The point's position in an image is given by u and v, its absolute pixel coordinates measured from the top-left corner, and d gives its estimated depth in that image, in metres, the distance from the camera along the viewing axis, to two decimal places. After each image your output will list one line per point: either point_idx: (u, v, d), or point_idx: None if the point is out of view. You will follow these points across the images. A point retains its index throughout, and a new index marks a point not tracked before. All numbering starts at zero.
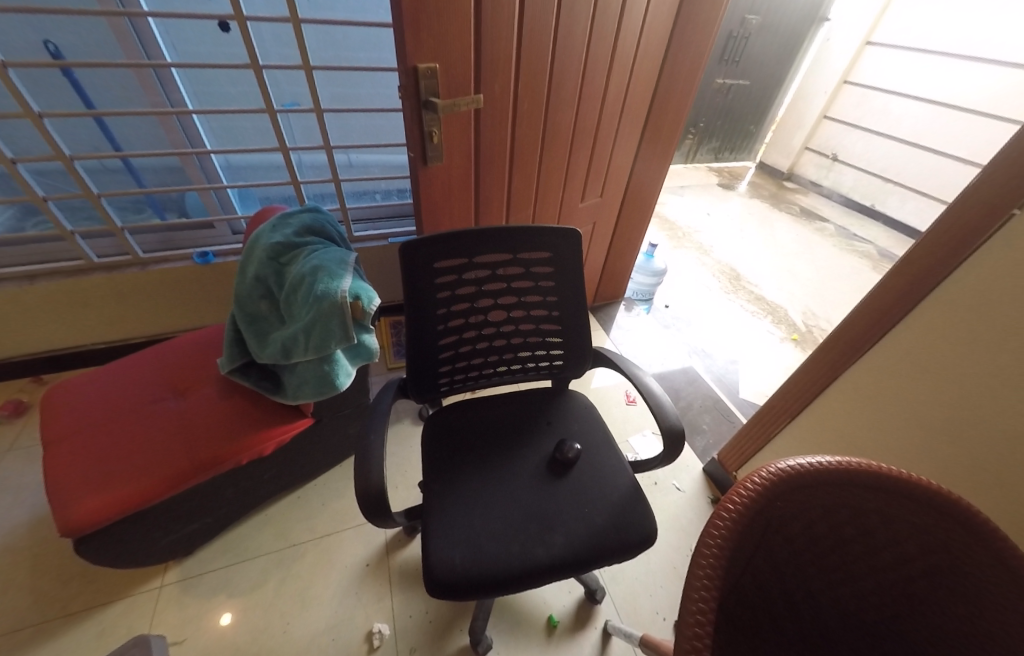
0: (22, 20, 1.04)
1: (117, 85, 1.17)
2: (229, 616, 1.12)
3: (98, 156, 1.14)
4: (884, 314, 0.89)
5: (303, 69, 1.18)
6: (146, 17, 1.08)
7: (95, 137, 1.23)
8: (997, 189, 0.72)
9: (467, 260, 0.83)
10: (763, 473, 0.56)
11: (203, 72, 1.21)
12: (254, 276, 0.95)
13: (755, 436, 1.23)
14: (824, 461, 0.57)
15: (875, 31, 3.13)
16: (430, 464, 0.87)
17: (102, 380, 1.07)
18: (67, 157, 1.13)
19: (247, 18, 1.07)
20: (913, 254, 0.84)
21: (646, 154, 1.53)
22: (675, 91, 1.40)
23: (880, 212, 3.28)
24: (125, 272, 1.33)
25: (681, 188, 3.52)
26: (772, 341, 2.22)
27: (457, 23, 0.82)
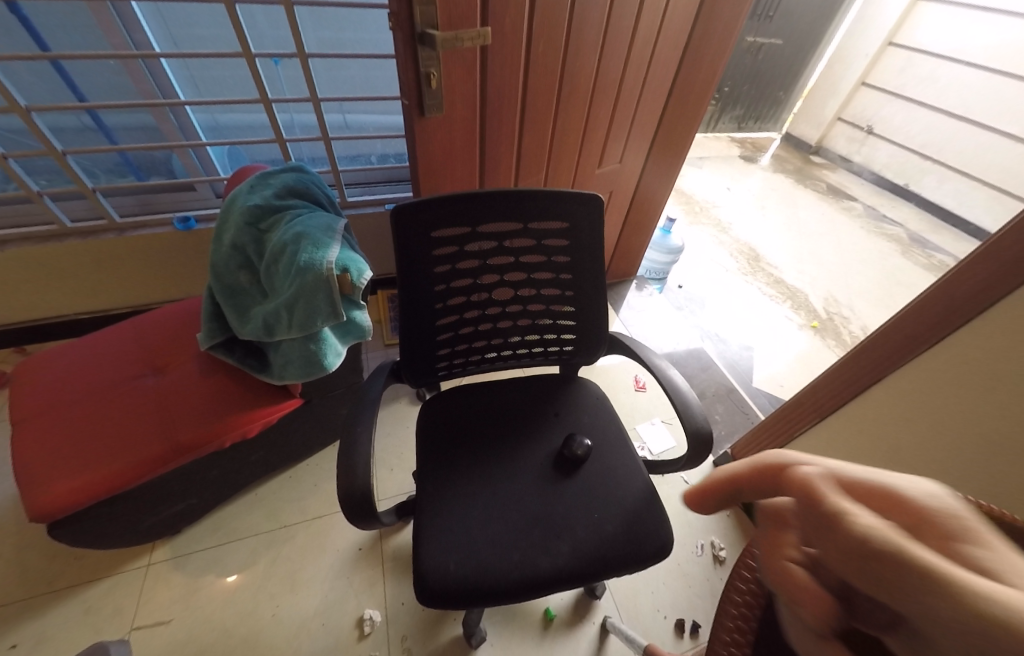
0: None
1: (72, 23, 1.04)
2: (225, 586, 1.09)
3: (57, 107, 1.02)
4: (948, 308, 0.78)
5: (285, 5, 1.04)
6: None
7: (55, 85, 1.11)
8: None
9: (470, 228, 0.72)
10: None
11: (170, 6, 1.08)
12: (231, 242, 0.85)
13: (778, 430, 1.14)
14: None
15: None
16: (425, 456, 0.79)
17: (74, 354, 0.99)
18: (22, 108, 1.01)
19: None
20: (1001, 237, 0.71)
21: (655, 161, 1.49)
22: (700, 78, 1.31)
23: (913, 192, 3.09)
24: (100, 237, 1.23)
25: (700, 159, 3.32)
26: (790, 327, 2.11)
27: None
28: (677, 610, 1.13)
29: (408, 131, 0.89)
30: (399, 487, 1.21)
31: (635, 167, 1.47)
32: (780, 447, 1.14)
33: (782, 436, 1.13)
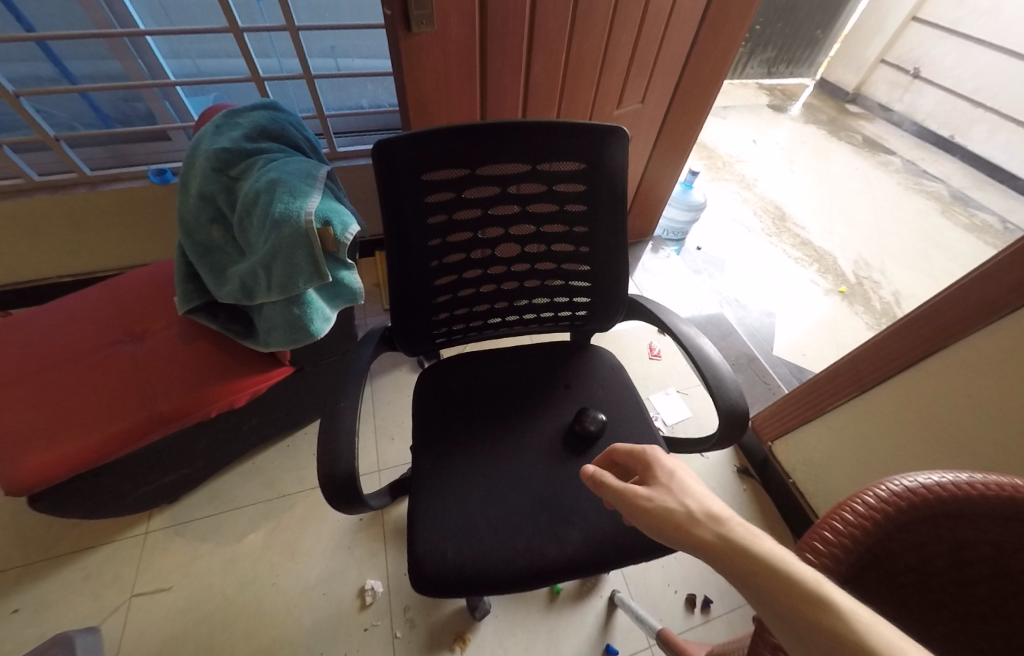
0: None
1: None
2: (224, 555, 1.07)
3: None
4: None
5: None
6: None
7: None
8: None
9: (468, 171, 0.61)
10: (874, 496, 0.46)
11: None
12: (198, 192, 0.75)
13: (807, 403, 1.05)
14: (951, 480, 0.45)
15: None
16: (421, 432, 0.71)
17: (46, 318, 0.92)
18: None
19: None
20: None
21: (658, 158, 1.47)
22: (700, 91, 1.32)
23: (957, 144, 2.85)
24: (70, 192, 1.13)
25: (725, 109, 3.06)
26: (815, 292, 1.98)
27: None
28: (688, 585, 1.09)
29: (393, 51, 0.77)
30: (400, 457, 1.16)
31: (638, 162, 1.45)
32: (807, 420, 1.06)
33: (812, 410, 1.04)
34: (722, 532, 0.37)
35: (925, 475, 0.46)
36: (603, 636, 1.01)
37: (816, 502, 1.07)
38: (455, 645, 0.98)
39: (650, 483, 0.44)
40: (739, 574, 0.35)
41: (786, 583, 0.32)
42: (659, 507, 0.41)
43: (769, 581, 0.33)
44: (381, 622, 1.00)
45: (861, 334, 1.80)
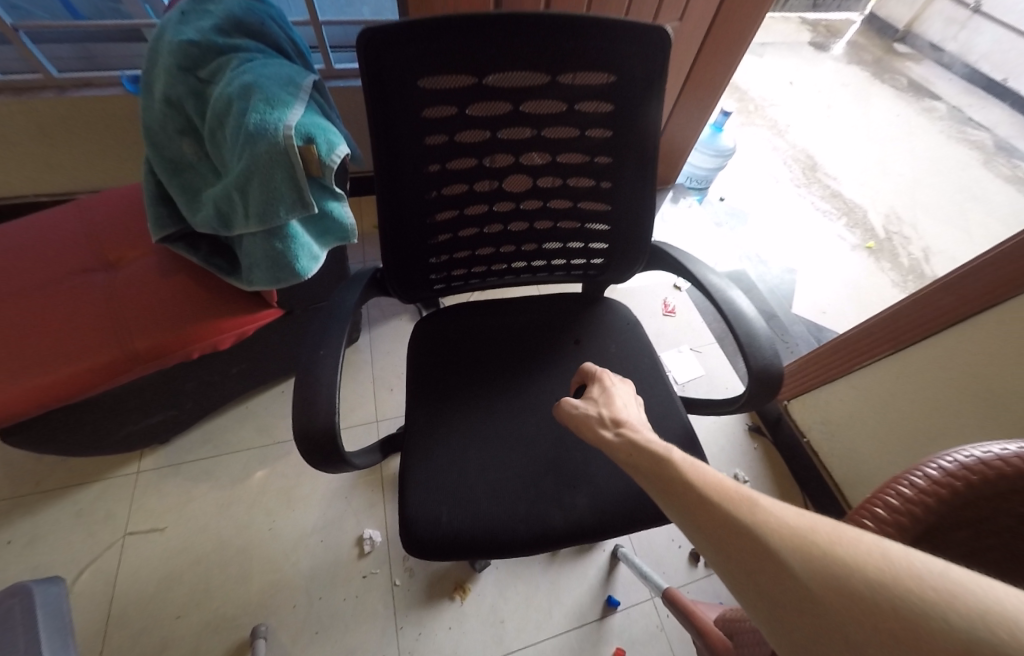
0: None
1: None
2: (220, 494, 1.07)
3: None
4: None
5: None
6: None
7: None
8: None
9: (473, 80, 0.49)
10: (923, 475, 0.42)
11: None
12: (162, 96, 0.64)
13: (835, 361, 0.99)
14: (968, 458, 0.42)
15: None
16: (416, 385, 0.66)
17: (10, 240, 0.85)
18: None
19: None
20: None
21: (684, 104, 1.36)
22: (738, 25, 1.18)
23: (1010, 88, 2.73)
24: (35, 97, 1.01)
25: (762, 45, 2.79)
26: (843, 248, 1.86)
27: None
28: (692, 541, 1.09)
29: None
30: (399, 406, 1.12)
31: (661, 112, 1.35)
32: (833, 380, 1.01)
33: (838, 368, 0.99)
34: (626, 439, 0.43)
35: (949, 455, 0.43)
36: (603, 588, 1.02)
37: (829, 461, 1.04)
38: (454, 593, 1.00)
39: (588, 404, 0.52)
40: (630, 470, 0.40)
41: (660, 472, 0.37)
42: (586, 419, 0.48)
43: (651, 475, 0.38)
44: (380, 569, 1.01)
45: (888, 294, 1.71)
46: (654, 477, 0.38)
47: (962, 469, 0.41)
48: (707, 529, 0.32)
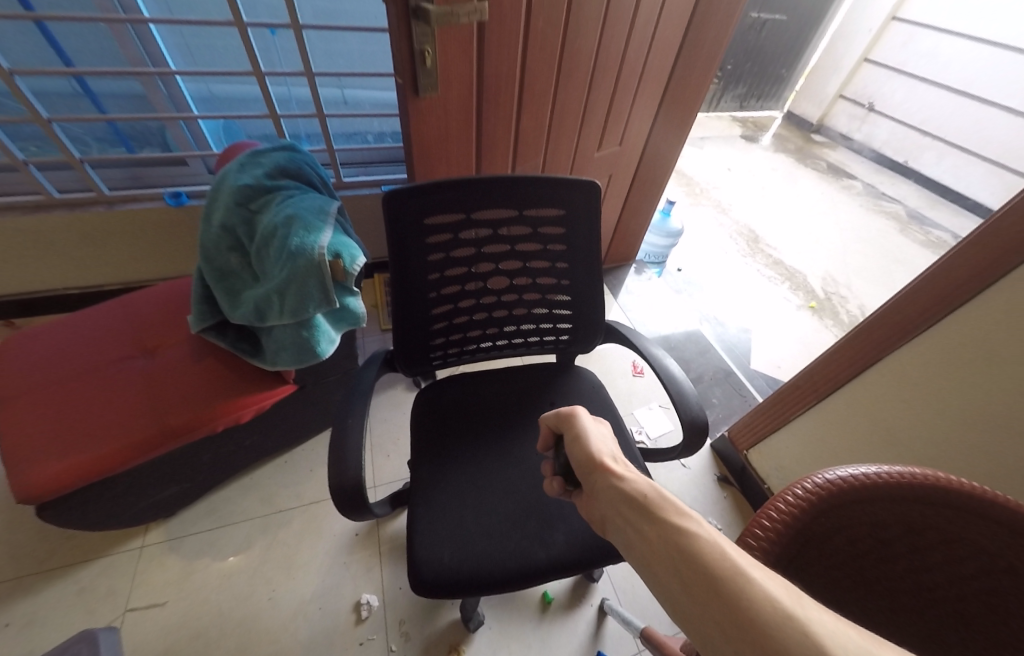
0: None
1: None
2: (221, 565, 1.12)
3: (44, 70, 1.00)
4: (953, 283, 0.77)
5: None
6: None
7: (34, 44, 1.05)
8: None
9: (464, 216, 0.69)
10: (802, 489, 0.54)
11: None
12: (220, 223, 0.82)
13: (775, 411, 1.14)
14: (830, 478, 0.54)
15: None
16: (419, 447, 0.78)
17: (66, 334, 0.99)
18: (4, 71, 0.98)
19: None
20: (1001, 224, 0.70)
21: (662, 124, 1.42)
22: (699, 63, 1.29)
23: (912, 169, 3.24)
24: (88, 210, 1.20)
25: (702, 139, 3.31)
26: (789, 309, 2.10)
27: None
28: None
29: (401, 115, 0.84)
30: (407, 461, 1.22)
31: (641, 131, 1.40)
32: (776, 429, 1.16)
33: (778, 418, 1.14)
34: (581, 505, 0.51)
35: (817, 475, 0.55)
36: (593, 642, 1.07)
37: None
38: None
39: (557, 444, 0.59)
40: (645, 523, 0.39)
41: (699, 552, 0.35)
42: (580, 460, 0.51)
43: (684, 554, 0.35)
44: (377, 634, 1.05)
45: None
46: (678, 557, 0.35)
47: (830, 482, 0.54)
48: (743, 613, 0.31)
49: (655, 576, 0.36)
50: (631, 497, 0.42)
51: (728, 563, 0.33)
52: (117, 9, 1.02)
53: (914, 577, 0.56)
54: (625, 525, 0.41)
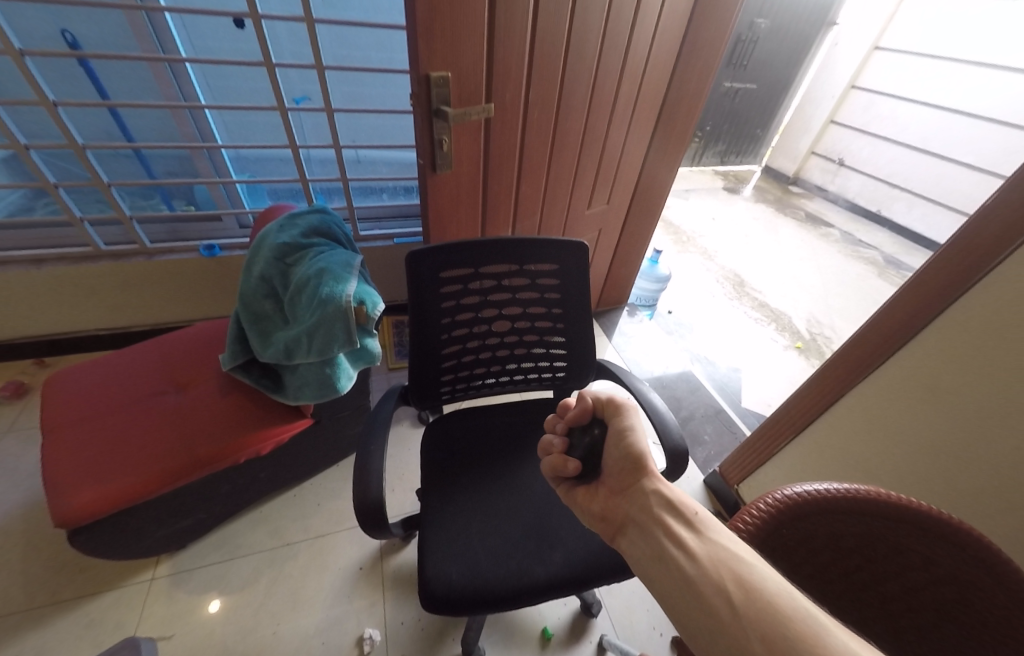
0: (42, 10, 1.07)
1: (131, 77, 1.20)
2: (229, 596, 1.15)
3: (110, 145, 1.18)
4: (897, 324, 0.88)
5: (317, 69, 1.22)
6: (163, 12, 1.12)
7: (107, 125, 1.26)
8: (999, 226, 0.73)
9: (472, 270, 0.81)
10: (768, 501, 0.62)
11: (219, 68, 1.25)
12: (260, 274, 0.96)
13: (760, 446, 1.21)
14: (792, 492, 0.62)
15: (882, 37, 3.39)
16: (429, 475, 0.86)
17: (107, 371, 1.09)
18: (78, 145, 1.16)
19: (264, 19, 1.12)
20: (924, 275, 0.84)
21: (659, 145, 1.50)
22: (675, 133, 1.49)
23: (885, 217, 3.48)
24: (131, 260, 1.37)
25: (687, 192, 3.58)
26: (777, 349, 2.20)
27: (473, 37, 0.82)
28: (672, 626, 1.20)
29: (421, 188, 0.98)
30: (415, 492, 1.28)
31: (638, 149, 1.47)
32: (761, 464, 1.22)
33: (762, 453, 1.21)
34: (594, 488, 0.60)
35: (781, 490, 0.63)
36: None
37: None
38: None
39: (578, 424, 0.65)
40: (704, 543, 0.45)
41: (757, 582, 0.41)
42: (623, 454, 0.58)
43: (742, 582, 0.41)
44: None
45: None
46: (729, 579, 0.42)
47: (791, 496, 0.61)
48: (794, 636, 0.37)
49: (697, 592, 0.42)
50: (687, 513, 0.49)
51: (795, 601, 0.39)
52: (179, 100, 1.23)
53: (873, 582, 0.64)
54: (672, 535, 0.47)
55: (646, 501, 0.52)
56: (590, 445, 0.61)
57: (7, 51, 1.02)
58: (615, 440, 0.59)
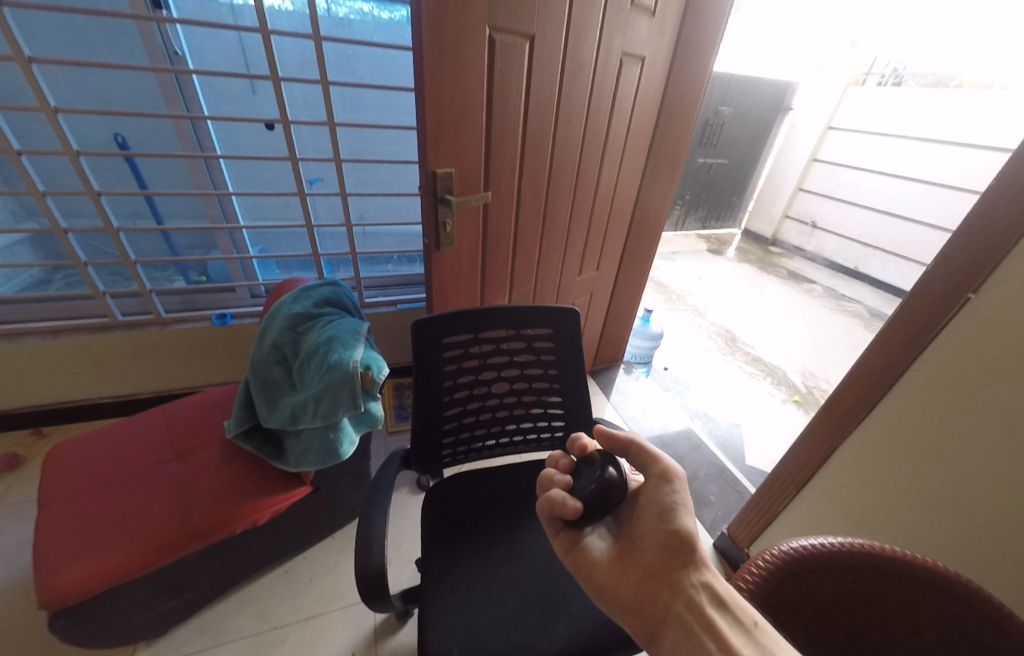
0: (102, 119, 1.26)
1: (168, 170, 1.36)
2: None
3: (141, 227, 1.30)
4: (872, 379, 0.93)
5: (334, 161, 1.39)
6: (207, 122, 1.30)
7: (140, 210, 1.41)
8: (944, 289, 0.81)
9: (473, 335, 0.87)
10: (765, 558, 0.64)
11: (248, 163, 1.41)
12: (272, 343, 1.02)
13: (764, 505, 1.20)
14: (788, 548, 0.64)
15: (834, 118, 3.81)
16: (430, 542, 0.86)
17: (110, 440, 1.10)
18: (113, 228, 1.28)
19: (292, 123, 1.30)
20: (887, 333, 0.90)
21: (652, 175, 1.55)
22: (656, 203, 1.64)
23: (863, 274, 3.66)
24: (145, 330, 1.44)
25: (673, 254, 3.79)
26: (775, 403, 2.21)
27: (472, 138, 0.96)
28: None
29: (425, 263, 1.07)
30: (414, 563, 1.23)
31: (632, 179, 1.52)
32: (768, 524, 1.21)
33: (768, 512, 1.19)
34: (627, 564, 0.60)
35: (777, 546, 0.64)
36: None
37: None
38: None
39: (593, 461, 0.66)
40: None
41: None
42: (669, 534, 0.58)
43: None
44: None
45: None
46: None
47: (791, 550, 0.63)
48: None
49: None
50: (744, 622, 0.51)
51: None
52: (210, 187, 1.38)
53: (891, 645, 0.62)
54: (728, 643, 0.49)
55: (694, 597, 0.53)
56: (603, 487, 0.62)
57: (65, 153, 1.17)
58: (662, 514, 0.60)
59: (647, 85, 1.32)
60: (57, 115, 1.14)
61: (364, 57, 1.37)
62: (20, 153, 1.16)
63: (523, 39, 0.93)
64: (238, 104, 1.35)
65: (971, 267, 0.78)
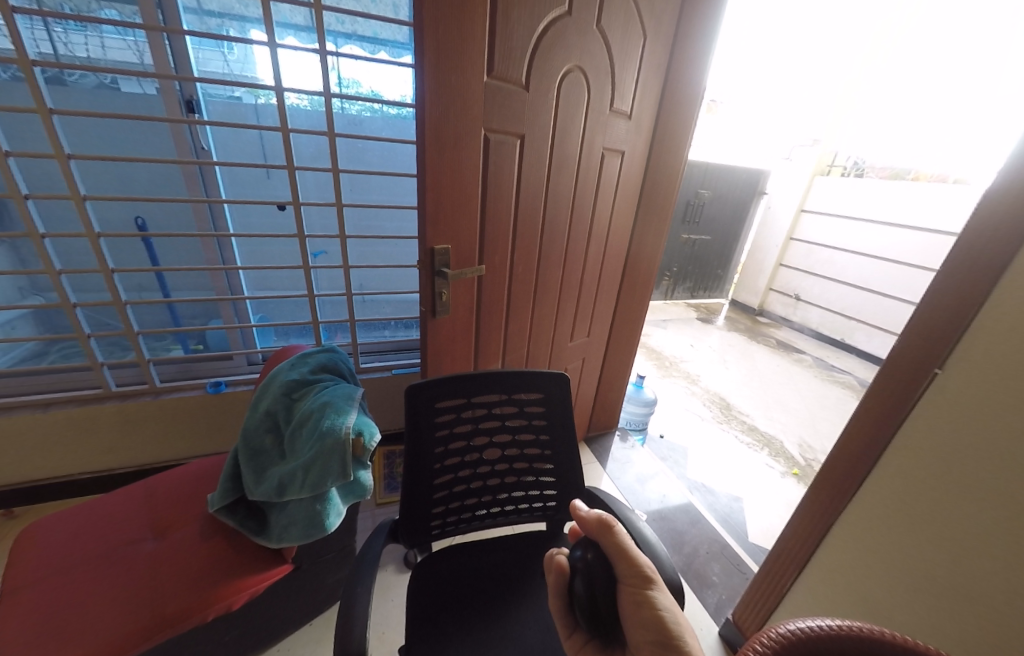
0: (125, 205, 1.37)
1: (182, 249, 1.47)
2: None
3: (148, 301, 1.35)
4: (859, 445, 0.94)
5: (339, 238, 1.49)
6: (224, 205, 1.43)
7: (147, 284, 1.48)
8: (913, 357, 0.86)
9: (465, 399, 0.89)
10: (770, 636, 0.57)
11: (256, 240, 1.53)
12: (266, 410, 1.02)
13: (767, 586, 1.14)
14: (799, 625, 0.58)
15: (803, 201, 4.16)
16: (413, 625, 0.80)
17: (86, 516, 1.05)
18: (121, 301, 1.33)
19: (302, 205, 1.42)
20: (867, 399, 0.93)
21: (642, 229, 1.63)
22: (643, 273, 1.73)
23: (850, 344, 3.75)
24: (137, 399, 1.43)
25: (664, 322, 3.91)
26: (774, 475, 2.15)
27: (468, 221, 1.05)
28: None
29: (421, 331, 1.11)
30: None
31: (624, 232, 1.59)
32: (775, 607, 1.13)
33: (773, 594, 1.12)
34: None
35: (789, 623, 0.58)
36: None
37: None
38: None
39: (577, 543, 0.66)
40: None
41: None
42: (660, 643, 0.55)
43: None
44: None
45: None
46: None
47: (799, 629, 0.57)
48: None
49: None
50: None
51: None
52: (219, 262, 1.47)
53: None
54: None
55: None
56: (585, 569, 0.61)
57: (88, 234, 1.25)
58: (646, 621, 0.57)
59: (627, 172, 1.47)
60: (85, 202, 1.23)
61: (372, 148, 1.54)
62: (43, 236, 1.24)
63: (514, 137, 1.06)
64: (253, 190, 1.49)
65: (935, 337, 0.83)
